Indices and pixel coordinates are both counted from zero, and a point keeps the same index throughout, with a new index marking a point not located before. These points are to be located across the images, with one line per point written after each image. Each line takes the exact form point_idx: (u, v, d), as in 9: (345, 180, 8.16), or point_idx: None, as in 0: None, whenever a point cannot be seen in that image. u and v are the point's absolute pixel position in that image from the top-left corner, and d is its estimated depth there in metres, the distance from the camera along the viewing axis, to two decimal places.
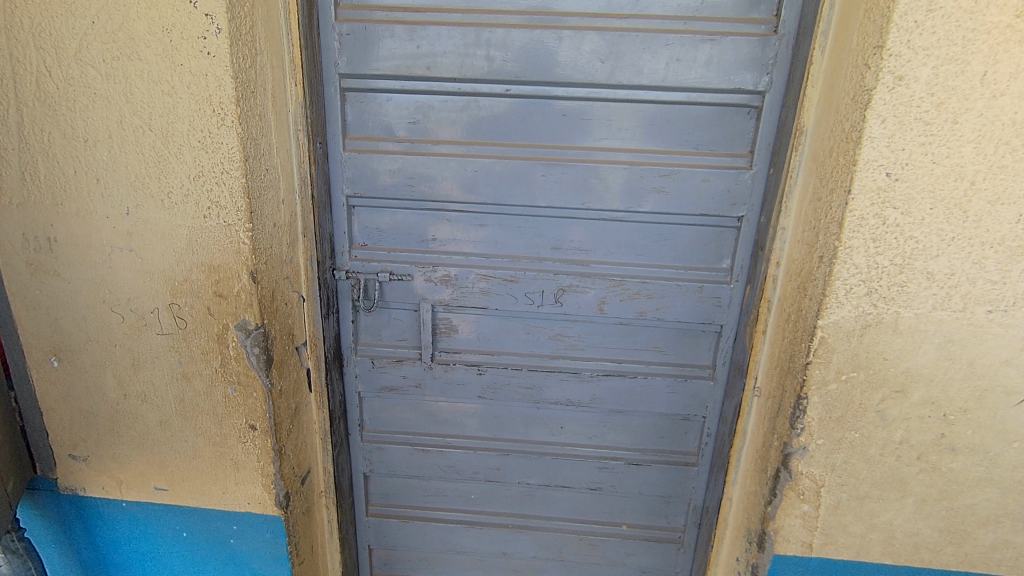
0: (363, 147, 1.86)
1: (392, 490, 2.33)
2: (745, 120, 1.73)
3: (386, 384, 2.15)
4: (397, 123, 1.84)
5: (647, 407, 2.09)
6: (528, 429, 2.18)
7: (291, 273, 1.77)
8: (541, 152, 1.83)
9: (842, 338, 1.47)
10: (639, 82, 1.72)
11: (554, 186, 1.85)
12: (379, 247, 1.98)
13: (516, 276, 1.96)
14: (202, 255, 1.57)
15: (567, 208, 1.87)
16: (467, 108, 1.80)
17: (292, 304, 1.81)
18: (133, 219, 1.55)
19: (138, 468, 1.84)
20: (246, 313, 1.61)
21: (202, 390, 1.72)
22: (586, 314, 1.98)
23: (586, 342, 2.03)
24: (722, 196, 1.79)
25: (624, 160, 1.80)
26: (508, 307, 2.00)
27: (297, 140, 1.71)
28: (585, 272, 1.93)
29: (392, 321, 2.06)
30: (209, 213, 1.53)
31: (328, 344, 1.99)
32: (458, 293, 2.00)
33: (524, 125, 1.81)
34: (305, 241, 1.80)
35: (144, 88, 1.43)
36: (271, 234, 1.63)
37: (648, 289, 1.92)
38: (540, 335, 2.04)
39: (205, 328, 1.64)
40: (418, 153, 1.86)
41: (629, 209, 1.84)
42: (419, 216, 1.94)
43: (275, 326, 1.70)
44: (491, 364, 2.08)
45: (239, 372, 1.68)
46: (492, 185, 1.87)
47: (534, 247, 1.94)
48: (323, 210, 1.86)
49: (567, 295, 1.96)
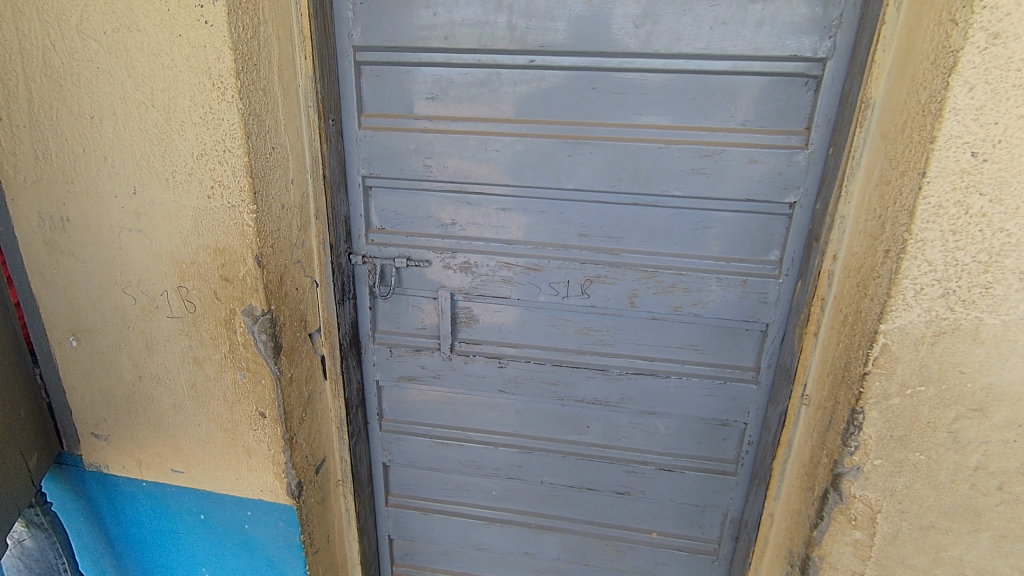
0: (379, 124, 1.76)
1: (412, 482, 2.26)
2: (802, 92, 1.51)
3: (405, 373, 2.06)
4: (414, 98, 1.73)
5: (681, 410, 1.91)
6: (553, 426, 2.05)
7: (303, 257, 1.70)
8: (568, 129, 1.66)
9: (908, 346, 1.26)
10: (678, 49, 1.52)
11: (581, 168, 1.69)
12: (397, 231, 1.88)
13: (540, 264, 1.82)
14: (208, 238, 1.51)
15: (596, 191, 1.71)
16: (488, 82, 1.67)
17: (304, 290, 1.74)
18: (140, 199, 1.51)
19: (155, 449, 1.84)
20: (252, 298, 1.55)
21: (212, 375, 1.68)
22: (615, 308, 1.82)
23: (615, 338, 1.88)
24: (772, 178, 1.59)
25: (660, 138, 1.62)
26: (532, 298, 1.87)
27: (308, 117, 1.62)
28: (615, 261, 1.77)
29: (410, 309, 1.97)
30: (212, 193, 1.46)
31: (345, 331, 1.91)
32: (478, 281, 1.88)
33: (550, 99, 1.66)
34: (317, 223, 1.72)
35: (145, 62, 1.37)
36: (278, 216, 1.56)
37: (684, 283, 1.74)
38: (565, 329, 1.90)
39: (212, 312, 1.60)
40: (437, 130, 1.73)
41: (665, 192, 1.66)
42: (438, 199, 1.82)
43: (284, 312, 1.64)
44: (513, 357, 1.95)
45: (247, 359, 1.63)
46: (515, 166, 1.73)
47: (559, 234, 1.79)
48: (337, 190, 1.77)
49: (595, 287, 1.81)
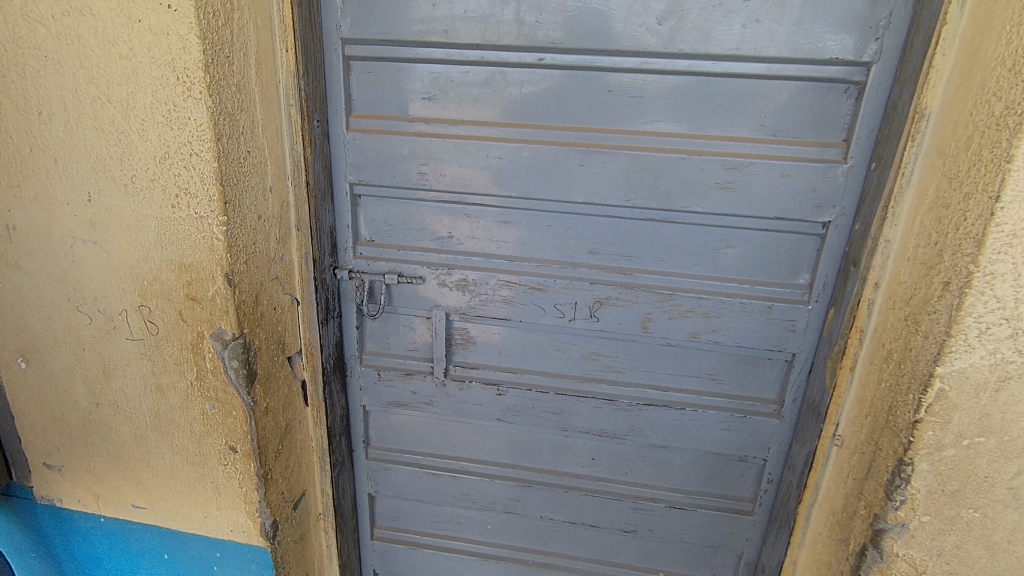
0: (370, 126, 1.59)
1: (400, 513, 2.09)
2: (841, 100, 1.36)
3: (394, 398, 1.88)
4: (409, 98, 1.56)
5: (695, 444, 1.75)
6: (554, 458, 1.89)
7: (282, 274, 1.53)
8: (579, 136, 1.50)
9: (967, 392, 1.11)
10: (706, 50, 1.36)
11: (593, 179, 1.52)
12: (388, 243, 1.71)
13: (546, 283, 1.65)
14: (172, 252, 1.33)
15: (609, 205, 1.54)
16: (492, 81, 1.50)
17: (283, 309, 1.56)
18: (95, 207, 1.33)
19: (114, 483, 1.66)
20: (223, 320, 1.37)
21: (177, 404, 1.50)
22: (627, 333, 1.66)
23: (625, 365, 1.72)
24: (805, 195, 1.43)
25: (681, 148, 1.46)
26: (535, 321, 1.70)
27: (289, 117, 1.44)
28: (628, 282, 1.61)
29: (401, 328, 1.81)
30: (177, 202, 1.28)
31: (329, 353, 1.74)
32: (476, 301, 1.71)
33: (560, 102, 1.49)
34: (299, 235, 1.55)
35: (100, 51, 1.19)
36: (253, 228, 1.38)
37: (703, 307, 1.59)
38: (570, 354, 1.74)
39: (177, 335, 1.42)
40: (434, 135, 1.57)
41: (685, 208, 1.50)
42: (434, 210, 1.66)
43: (259, 335, 1.46)
44: (512, 384, 1.79)
45: (217, 388, 1.45)
46: (519, 176, 1.56)
47: (567, 251, 1.63)
48: (322, 199, 1.59)
49: (605, 310, 1.64)
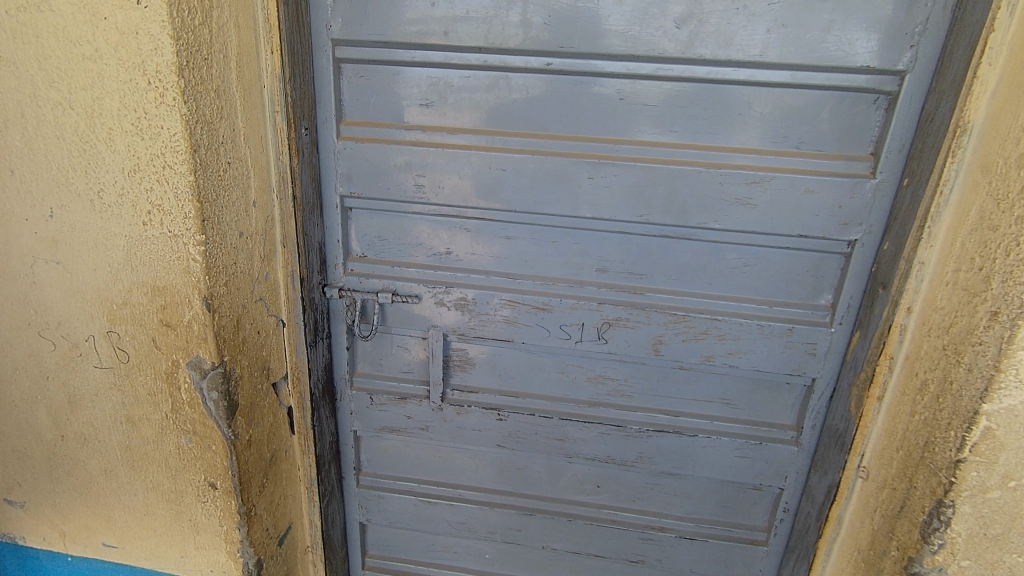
0: (363, 134, 1.47)
1: (393, 542, 1.97)
2: (870, 111, 1.28)
3: (387, 423, 1.77)
4: (405, 105, 1.45)
5: (708, 472, 1.66)
6: (557, 485, 1.78)
7: (266, 294, 1.41)
8: (588, 146, 1.40)
9: (1016, 431, 1.02)
10: (727, 56, 1.27)
11: (603, 193, 1.42)
12: (381, 260, 1.60)
13: (551, 303, 1.54)
14: (144, 274, 1.20)
15: (620, 220, 1.44)
16: (495, 87, 1.40)
17: (268, 332, 1.44)
18: (57, 224, 1.20)
19: (82, 520, 1.52)
20: (200, 348, 1.25)
21: (151, 437, 1.37)
22: (636, 356, 1.56)
23: (634, 389, 1.62)
24: (830, 213, 1.34)
25: (698, 161, 1.37)
26: (538, 342, 1.59)
27: (274, 125, 1.32)
28: (639, 302, 1.51)
29: (396, 349, 1.70)
30: (149, 219, 1.16)
31: (317, 377, 1.62)
32: (476, 321, 1.60)
33: (569, 111, 1.39)
34: (285, 252, 1.43)
35: (61, 52, 1.07)
36: (234, 247, 1.26)
37: (719, 329, 1.49)
38: (576, 377, 1.64)
39: (150, 364, 1.29)
40: (431, 144, 1.45)
41: (701, 225, 1.41)
42: (431, 224, 1.55)
43: (241, 362, 1.34)
44: (514, 408, 1.68)
45: (194, 421, 1.33)
46: (524, 189, 1.45)
47: (574, 268, 1.52)
48: (310, 213, 1.47)
49: (614, 331, 1.54)
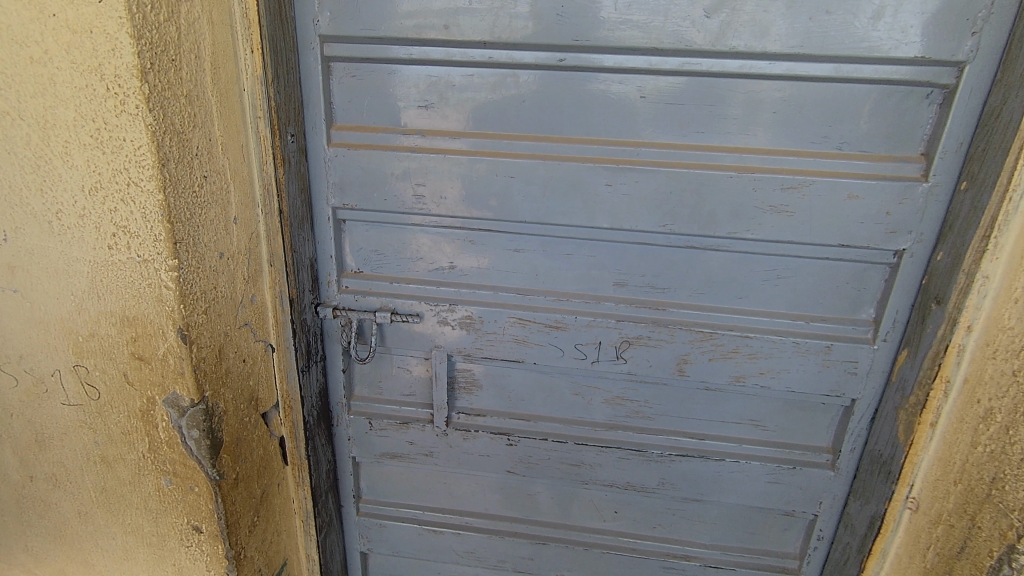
0: (355, 140, 1.33)
1: (396, 571, 1.85)
2: (921, 108, 1.14)
3: (388, 449, 1.64)
4: (401, 107, 1.31)
5: (736, 498, 1.53)
6: (572, 512, 1.66)
7: (252, 318, 1.28)
8: (606, 150, 1.27)
9: None
10: (762, 48, 1.13)
11: (623, 202, 1.29)
12: (378, 276, 1.47)
13: (564, 321, 1.41)
14: (112, 303, 1.07)
15: (641, 230, 1.31)
16: (502, 86, 1.26)
17: (255, 359, 1.31)
18: (12, 247, 1.06)
19: (57, 565, 1.39)
20: (177, 384, 1.12)
21: (128, 479, 1.24)
22: (659, 376, 1.43)
23: (656, 411, 1.50)
24: (875, 220, 1.21)
25: (729, 164, 1.23)
26: (551, 363, 1.46)
27: (257, 132, 1.18)
28: (661, 319, 1.38)
29: (396, 370, 1.57)
30: (115, 242, 1.02)
31: (312, 403, 1.49)
32: (483, 341, 1.47)
33: (583, 111, 1.25)
34: (272, 272, 1.29)
35: (6, 54, 0.93)
36: (213, 270, 1.12)
37: (750, 347, 1.36)
38: (592, 398, 1.52)
39: (123, 400, 1.16)
40: (431, 150, 1.32)
41: (731, 235, 1.28)
42: (433, 237, 1.42)
43: (225, 396, 1.21)
44: (524, 432, 1.56)
45: (174, 462, 1.20)
46: (534, 198, 1.32)
47: (589, 283, 1.39)
48: (300, 227, 1.33)
49: (634, 350, 1.41)
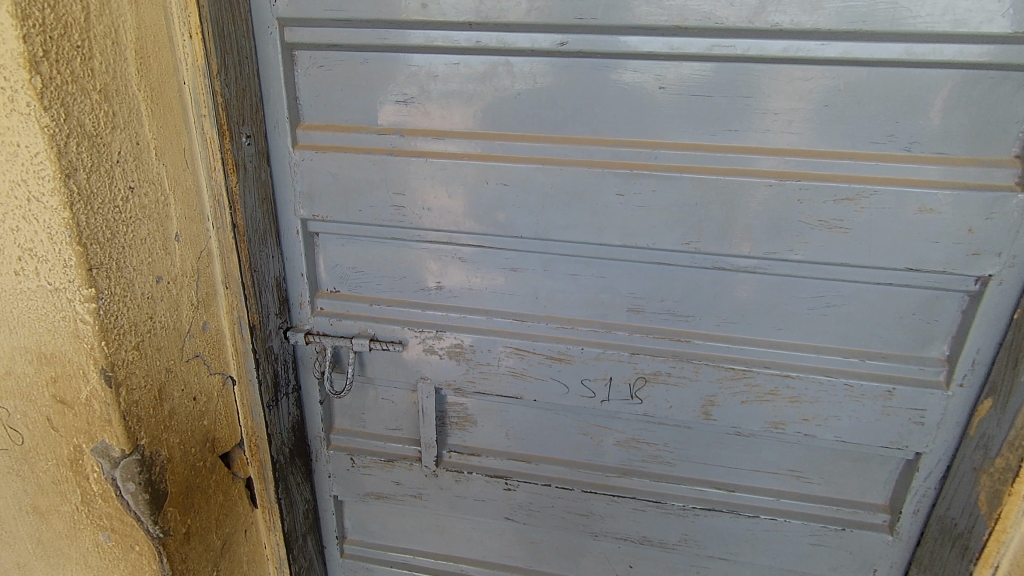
0: (324, 142, 1.15)
1: None
2: (1018, 98, 0.90)
3: (372, 489, 1.46)
4: (376, 103, 1.12)
5: (772, 560, 1.31)
6: (580, 564, 1.45)
7: (204, 350, 1.10)
8: (617, 153, 1.05)
9: None
10: (812, 24, 0.90)
11: (637, 214, 1.07)
12: (356, 296, 1.28)
13: (569, 352, 1.20)
14: (26, 337, 0.91)
15: (659, 248, 1.09)
16: (493, 76, 1.06)
17: (210, 395, 1.14)
18: None
19: None
20: (105, 432, 0.95)
21: (64, 532, 1.09)
22: (680, 418, 1.21)
23: (677, 456, 1.28)
24: (953, 239, 0.97)
25: (768, 169, 1.01)
26: (554, 400, 1.26)
27: (202, 133, 1.00)
28: (683, 352, 1.16)
29: (380, 402, 1.39)
30: (22, 267, 0.86)
31: (283, 440, 1.32)
32: (475, 373, 1.27)
33: (590, 105, 1.04)
34: (227, 295, 1.12)
35: None
36: (146, 297, 0.95)
37: (792, 389, 1.13)
38: (603, 439, 1.31)
39: (49, 447, 0.99)
40: (411, 153, 1.13)
41: (770, 255, 1.05)
42: (416, 253, 1.22)
43: (169, 441, 1.05)
44: (524, 476, 1.36)
45: (110, 517, 1.04)
46: (532, 209, 1.12)
47: (599, 308, 1.18)
48: (262, 243, 1.15)
49: (651, 389, 1.20)
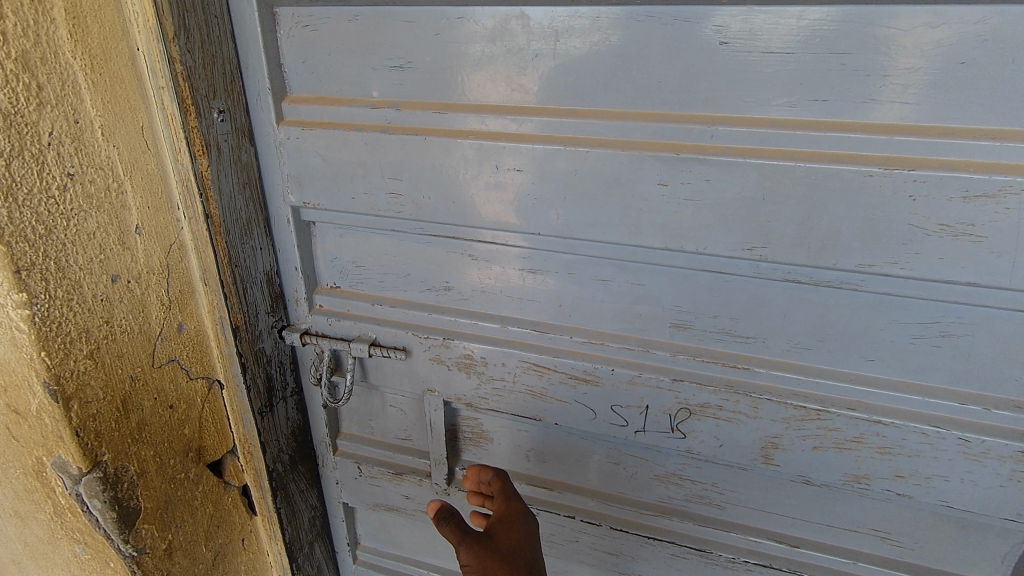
0: (312, 117, 0.98)
1: None
2: None
3: (382, 501, 1.33)
4: (369, 69, 0.93)
5: None
6: None
7: (181, 353, 0.99)
8: (661, 131, 0.81)
9: None
10: None
11: (685, 210, 0.84)
12: (357, 294, 1.13)
13: (596, 372, 1.00)
14: None
15: (713, 253, 0.85)
16: (505, 34, 0.84)
17: (191, 401, 1.03)
18: None
19: None
20: (61, 449, 0.86)
21: (45, 538, 1.02)
22: (733, 460, 0.99)
23: (728, 499, 1.06)
24: None
25: (868, 153, 0.74)
26: (579, 425, 1.06)
27: (163, 109, 0.85)
28: (740, 382, 0.93)
29: (388, 409, 1.24)
30: None
31: (282, 447, 1.20)
32: (488, 388, 1.09)
33: (627, 69, 0.81)
34: (206, 293, 0.99)
35: None
36: (98, 300, 0.84)
37: (882, 438, 0.88)
38: (637, 472, 1.10)
39: (14, 456, 0.91)
40: (409, 130, 0.93)
41: (864, 267, 0.79)
42: (420, 247, 1.04)
43: (140, 455, 0.95)
44: (545, 504, 1.18)
45: (83, 531, 0.96)
46: (553, 201, 0.90)
47: (635, 322, 0.96)
48: (246, 234, 1.01)
49: (697, 423, 0.97)
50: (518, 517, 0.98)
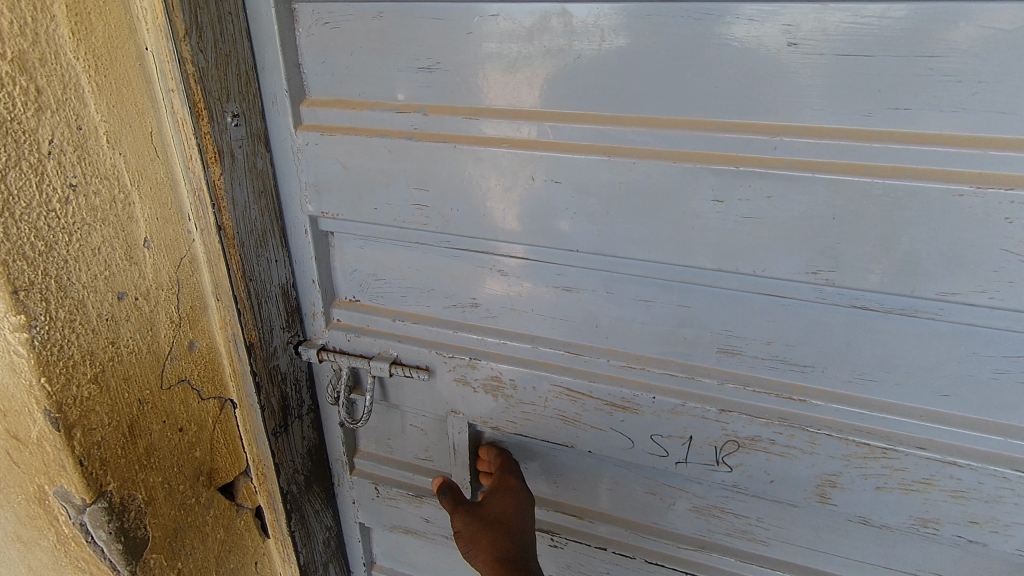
0: (332, 121, 0.91)
1: None
2: None
3: (400, 523, 1.27)
4: (394, 71, 0.85)
5: None
6: None
7: (191, 373, 0.93)
8: (718, 141, 0.73)
9: None
10: None
11: (742, 228, 0.76)
12: (377, 308, 1.06)
13: (635, 399, 0.92)
14: None
15: (771, 275, 0.77)
16: (544, 32, 0.77)
17: (201, 423, 0.97)
18: None
19: None
20: (64, 478, 0.80)
21: (49, 564, 0.96)
22: (784, 496, 0.91)
23: (774, 536, 0.98)
24: None
25: (957, 169, 0.66)
26: (614, 453, 0.99)
27: (173, 113, 0.79)
28: (795, 415, 0.85)
29: (408, 428, 1.18)
30: None
31: (296, 467, 1.14)
32: (516, 412, 1.02)
33: (681, 72, 0.73)
34: (218, 308, 0.93)
35: None
36: (102, 321, 0.78)
37: (955, 481, 0.80)
38: (675, 503, 1.03)
39: (15, 481, 0.86)
40: (437, 137, 0.86)
41: (945, 295, 0.71)
42: (445, 261, 0.97)
43: (147, 482, 0.89)
44: (575, 533, 1.12)
45: (87, 561, 0.90)
46: (593, 215, 0.83)
47: (679, 346, 0.89)
48: (260, 246, 0.94)
49: (745, 456, 0.90)
50: (510, 488, 0.97)
